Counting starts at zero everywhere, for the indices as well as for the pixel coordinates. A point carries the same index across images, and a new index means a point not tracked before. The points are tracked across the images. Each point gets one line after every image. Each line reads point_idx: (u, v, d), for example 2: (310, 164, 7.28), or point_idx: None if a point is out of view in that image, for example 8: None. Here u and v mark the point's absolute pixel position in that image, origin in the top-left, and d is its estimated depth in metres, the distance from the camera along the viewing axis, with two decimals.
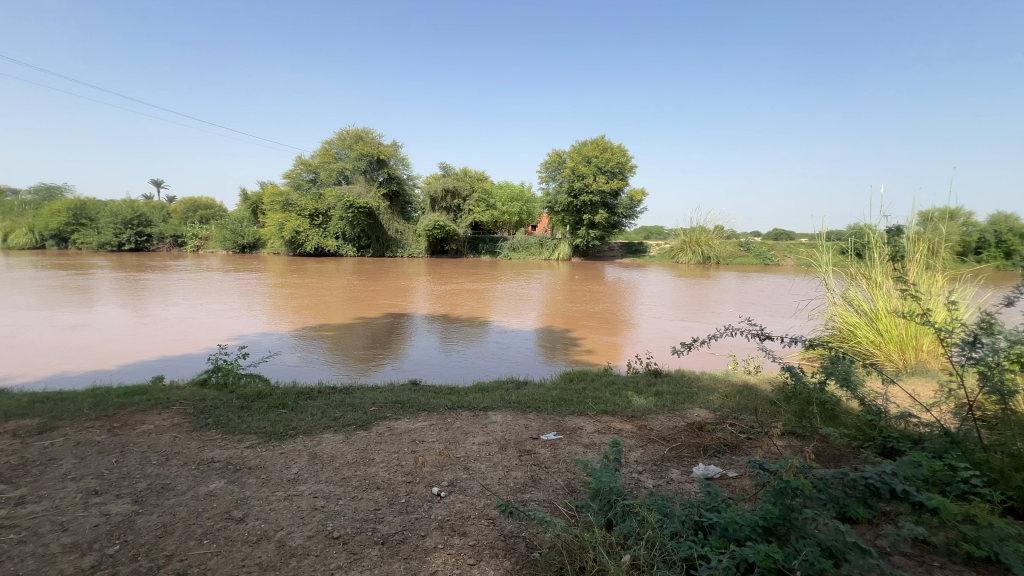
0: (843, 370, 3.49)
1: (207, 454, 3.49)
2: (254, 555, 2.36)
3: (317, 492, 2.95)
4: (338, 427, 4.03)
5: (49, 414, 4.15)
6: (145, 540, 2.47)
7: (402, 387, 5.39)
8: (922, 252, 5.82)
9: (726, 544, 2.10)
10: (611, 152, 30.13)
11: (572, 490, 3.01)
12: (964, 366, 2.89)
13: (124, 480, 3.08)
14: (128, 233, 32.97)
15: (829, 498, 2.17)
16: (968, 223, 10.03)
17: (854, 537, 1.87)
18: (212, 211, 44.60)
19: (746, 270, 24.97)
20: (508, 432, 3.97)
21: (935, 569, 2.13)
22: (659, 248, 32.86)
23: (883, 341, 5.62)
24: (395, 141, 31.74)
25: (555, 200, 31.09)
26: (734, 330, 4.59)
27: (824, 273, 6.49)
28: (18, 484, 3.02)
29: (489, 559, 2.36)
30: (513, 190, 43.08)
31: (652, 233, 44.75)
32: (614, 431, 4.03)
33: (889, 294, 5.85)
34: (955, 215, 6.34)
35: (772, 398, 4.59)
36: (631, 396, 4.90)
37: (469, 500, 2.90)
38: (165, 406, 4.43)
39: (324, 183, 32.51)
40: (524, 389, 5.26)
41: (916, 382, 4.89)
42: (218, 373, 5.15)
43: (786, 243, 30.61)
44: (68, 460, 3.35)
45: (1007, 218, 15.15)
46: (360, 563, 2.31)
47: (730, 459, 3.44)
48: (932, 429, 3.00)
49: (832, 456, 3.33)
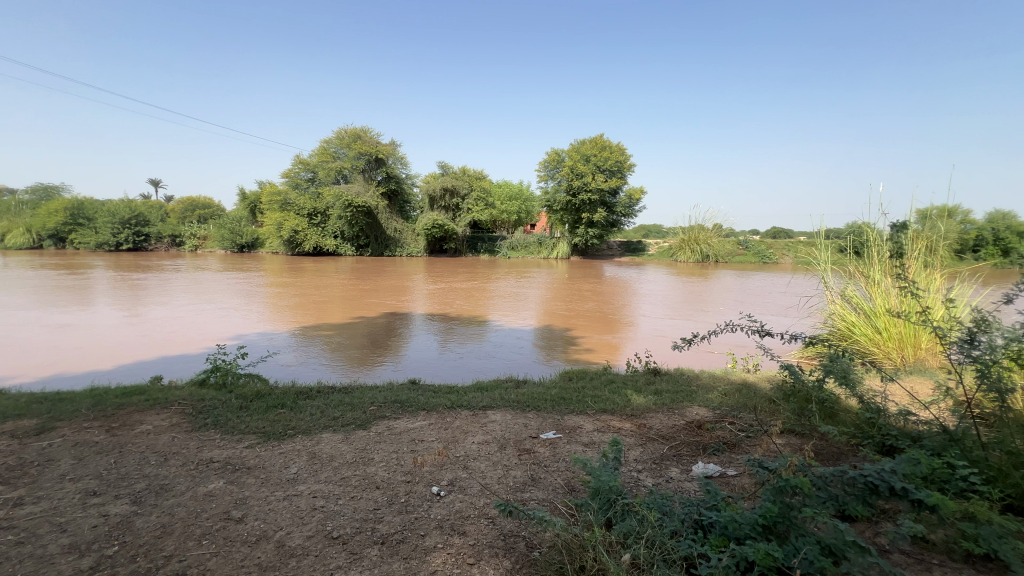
0: (842, 368, 3.50)
1: (206, 454, 3.49)
2: (254, 556, 2.35)
3: (317, 492, 2.95)
4: (337, 427, 4.02)
5: (47, 415, 4.14)
6: (144, 540, 2.47)
7: (401, 386, 5.38)
8: (920, 250, 5.84)
9: (726, 542, 2.10)
10: (609, 151, 30.14)
11: (571, 489, 3.01)
12: (963, 364, 2.90)
13: (123, 480, 3.08)
14: (127, 233, 32.89)
15: (829, 497, 2.17)
16: (966, 221, 10.06)
17: (853, 536, 1.87)
18: (211, 211, 44.56)
19: (745, 269, 24.98)
20: (507, 431, 3.97)
21: (934, 566, 2.13)
22: (659, 247, 32.89)
23: (881, 339, 5.64)
24: (394, 140, 31.69)
25: (554, 199, 31.11)
26: (734, 328, 4.58)
27: (823, 272, 6.55)
28: (16, 485, 3.01)
29: (489, 559, 2.36)
30: (513, 189, 43.10)
31: (651, 231, 44.79)
32: (614, 430, 4.03)
33: (887, 292, 5.84)
34: (954, 213, 6.35)
35: (771, 397, 4.60)
36: (630, 395, 4.91)
37: (468, 500, 2.90)
38: (163, 406, 4.42)
39: (323, 182, 32.46)
40: (523, 388, 5.25)
41: (915, 380, 4.89)
42: (216, 372, 5.14)
43: (784, 241, 30.66)
44: (66, 460, 3.34)
45: (1007, 216, 15.16)
46: (360, 563, 2.31)
47: (729, 457, 3.45)
48: (930, 427, 3.01)
49: (831, 454, 3.34)
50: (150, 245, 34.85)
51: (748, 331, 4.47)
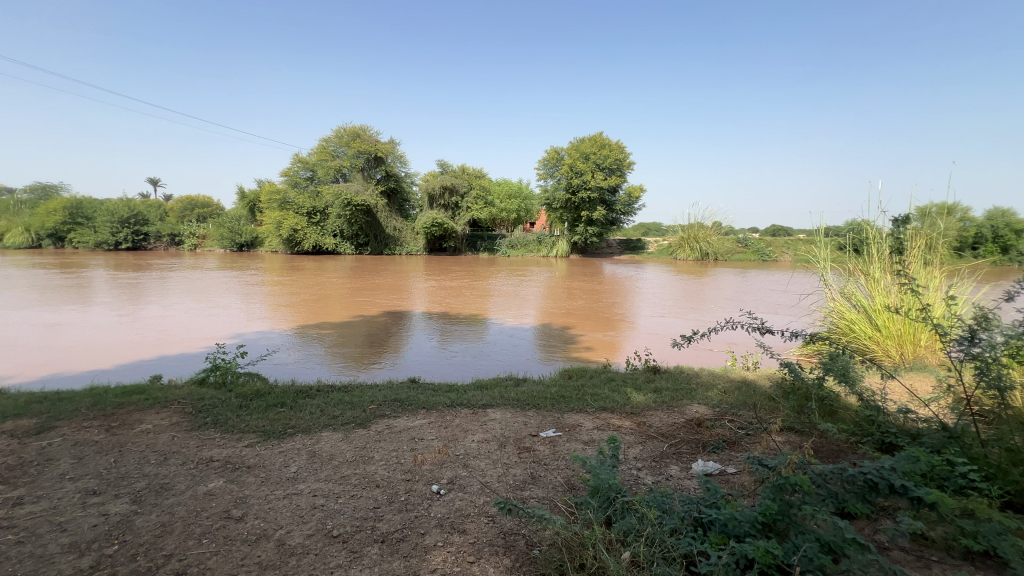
0: (841, 366, 3.50)
1: (206, 454, 3.48)
2: (254, 555, 2.35)
3: (317, 491, 2.95)
4: (337, 426, 4.03)
5: (46, 415, 4.13)
6: (144, 540, 2.47)
7: (401, 384, 5.38)
8: (920, 247, 5.84)
9: (726, 540, 2.11)
10: (609, 148, 30.13)
11: (571, 486, 3.01)
12: (963, 362, 2.89)
13: (123, 480, 3.08)
14: (125, 232, 32.83)
15: (829, 494, 2.18)
16: (966, 218, 10.07)
17: (853, 533, 1.87)
18: (210, 210, 44.52)
19: (745, 266, 25.01)
20: (508, 429, 3.98)
21: (933, 563, 2.13)
22: (658, 245, 32.89)
23: (880, 337, 5.65)
24: (394, 138, 31.60)
25: (553, 197, 31.09)
26: (734, 326, 4.57)
27: (823, 269, 6.52)
28: (15, 484, 3.01)
29: (489, 557, 2.36)
30: (512, 187, 43.11)
31: (651, 229, 44.80)
32: (614, 427, 4.04)
33: (887, 290, 5.85)
34: (954, 210, 6.34)
35: (770, 394, 4.61)
36: (630, 393, 4.92)
37: (468, 498, 2.90)
38: (163, 405, 4.41)
39: (322, 181, 32.42)
40: (523, 387, 5.25)
41: (914, 378, 4.89)
42: (216, 371, 5.14)
43: (784, 238, 30.66)
44: (66, 460, 3.33)
45: (1007, 213, 15.16)
46: (360, 562, 2.31)
47: (729, 455, 3.45)
48: (930, 424, 3.01)
49: (831, 452, 3.34)
50: (149, 244, 34.79)
51: (748, 329, 4.47)
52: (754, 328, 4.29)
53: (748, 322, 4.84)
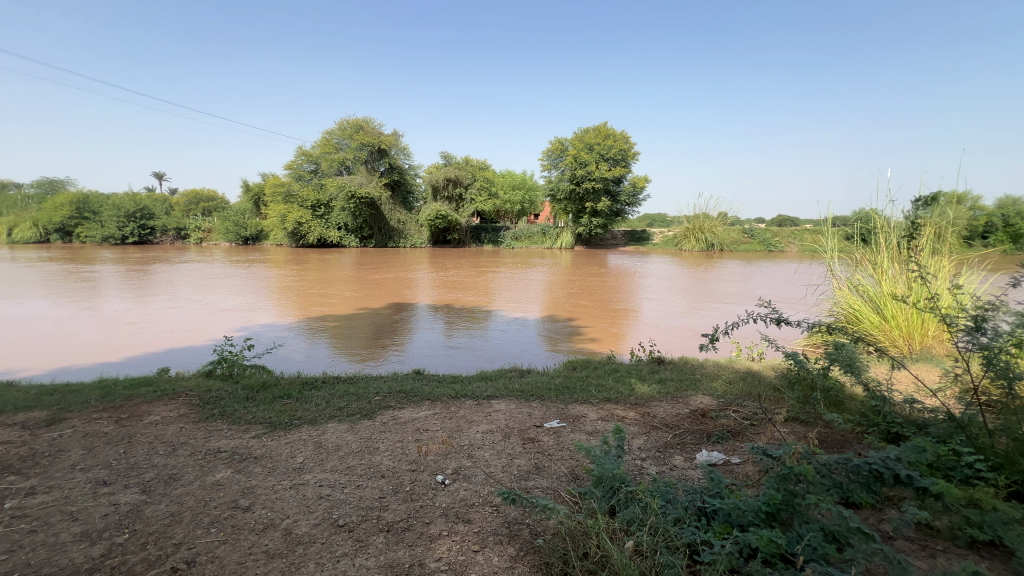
0: (847, 355, 3.49)
1: (214, 444, 3.53)
2: (261, 543, 2.39)
3: (323, 481, 2.97)
4: (343, 417, 4.05)
5: (56, 407, 4.18)
6: (153, 529, 2.51)
7: (406, 376, 5.41)
8: (929, 236, 5.77)
9: (729, 530, 2.11)
10: (613, 139, 29.90)
11: (575, 477, 3.03)
12: (969, 351, 2.87)
13: (132, 470, 3.12)
14: (132, 226, 33.11)
15: (833, 484, 2.18)
16: (977, 207, 9.90)
17: (857, 523, 1.87)
18: (214, 203, 44.76)
19: (750, 257, 24.95)
20: (512, 420, 3.99)
21: (938, 553, 2.13)
22: (663, 237, 32.74)
23: (887, 327, 5.62)
24: (396, 131, 31.38)
25: (557, 188, 30.96)
26: (752, 316, 4.45)
27: (829, 259, 6.45)
28: (27, 475, 3.06)
29: (494, 546, 2.38)
30: (516, 179, 43.01)
31: (655, 220, 44.58)
32: (618, 418, 4.04)
33: (896, 279, 5.79)
34: (964, 197, 6.21)
35: (775, 385, 4.59)
36: (635, 384, 4.92)
37: (472, 488, 2.92)
38: (171, 397, 4.46)
39: (325, 174, 32.40)
40: (526, 378, 5.25)
41: (922, 368, 4.85)
42: (223, 364, 5.19)
43: (790, 229, 30.34)
44: (76, 451, 3.39)
45: (1017, 201, 14.91)
46: (366, 550, 2.34)
47: (733, 445, 3.45)
48: (936, 414, 3.00)
49: (836, 442, 3.33)
50: (156, 238, 35.11)
51: (766, 317, 4.39)
52: (772, 316, 4.21)
53: (767, 310, 4.71)
